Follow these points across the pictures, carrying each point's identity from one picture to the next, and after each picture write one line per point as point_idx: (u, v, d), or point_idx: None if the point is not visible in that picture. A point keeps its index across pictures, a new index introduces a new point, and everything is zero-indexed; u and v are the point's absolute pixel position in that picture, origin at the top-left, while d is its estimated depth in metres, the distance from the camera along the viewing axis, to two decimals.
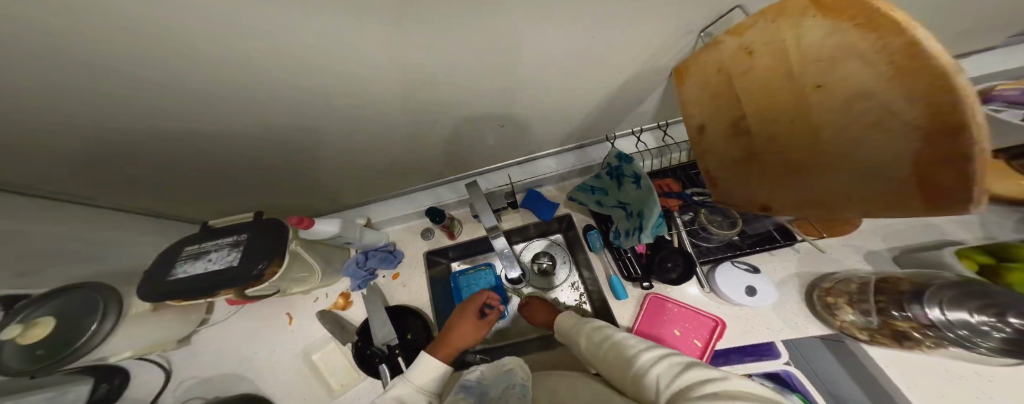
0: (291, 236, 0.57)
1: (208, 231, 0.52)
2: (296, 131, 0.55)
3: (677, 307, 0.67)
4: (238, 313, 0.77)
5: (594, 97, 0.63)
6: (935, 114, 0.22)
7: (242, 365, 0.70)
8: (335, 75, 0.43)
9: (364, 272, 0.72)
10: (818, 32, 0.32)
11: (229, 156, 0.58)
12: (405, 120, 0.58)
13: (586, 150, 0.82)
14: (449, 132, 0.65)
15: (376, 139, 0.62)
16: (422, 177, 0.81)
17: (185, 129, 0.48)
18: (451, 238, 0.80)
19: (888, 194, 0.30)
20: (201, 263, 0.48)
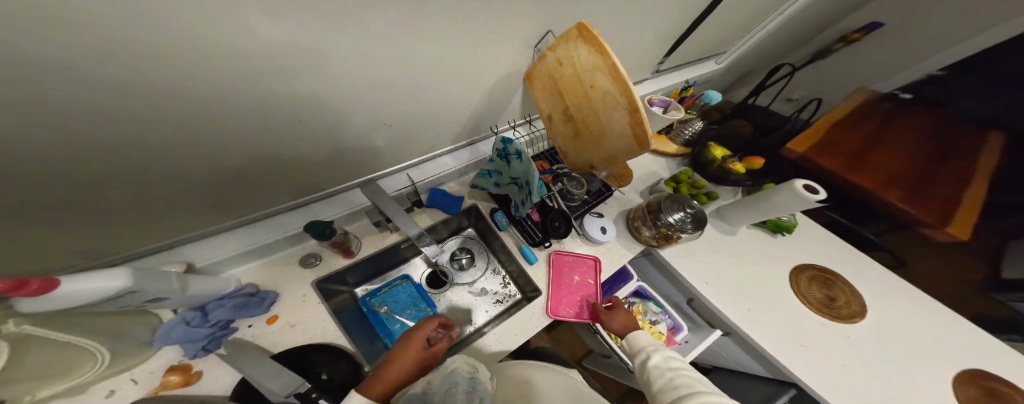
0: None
1: None
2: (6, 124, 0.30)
3: (569, 256, 0.84)
4: None
5: (476, 98, 0.75)
6: (627, 99, 0.54)
7: None
8: (130, 28, 0.28)
9: (209, 329, 0.49)
10: (584, 56, 0.58)
11: None
12: (263, 106, 0.45)
13: (476, 145, 0.93)
14: (327, 123, 0.55)
15: (207, 135, 0.43)
16: (289, 189, 0.64)
17: None
18: (348, 256, 0.69)
19: (621, 148, 0.64)
20: None
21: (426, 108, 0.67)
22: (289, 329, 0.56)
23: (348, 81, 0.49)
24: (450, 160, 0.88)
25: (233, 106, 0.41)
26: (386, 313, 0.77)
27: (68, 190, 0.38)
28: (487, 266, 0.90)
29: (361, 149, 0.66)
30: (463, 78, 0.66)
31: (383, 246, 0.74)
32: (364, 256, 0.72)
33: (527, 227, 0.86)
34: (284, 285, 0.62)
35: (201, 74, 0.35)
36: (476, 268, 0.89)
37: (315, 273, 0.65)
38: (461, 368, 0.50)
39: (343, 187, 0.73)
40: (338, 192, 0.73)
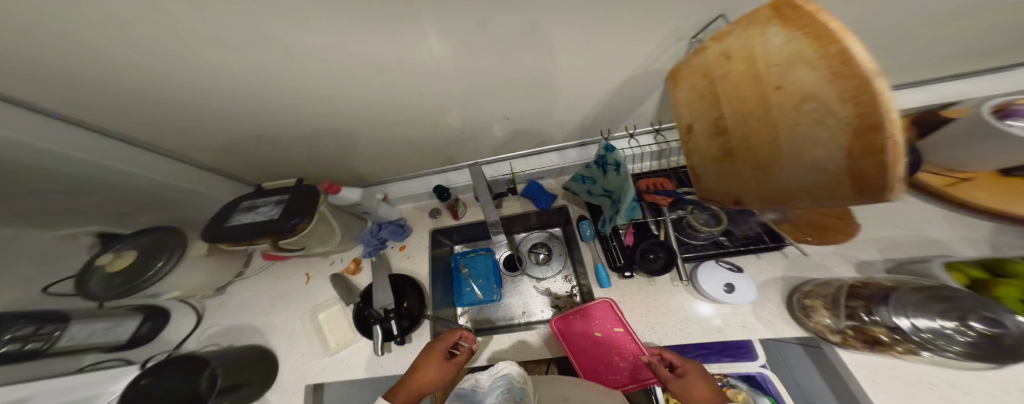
0: (323, 201, 0.67)
1: (263, 192, 0.66)
2: (301, 97, 0.56)
3: (602, 308, 0.68)
4: (259, 271, 0.84)
5: (595, 98, 0.66)
6: (863, 121, 0.23)
7: (256, 319, 0.77)
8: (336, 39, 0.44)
9: (376, 242, 0.80)
10: (778, 39, 0.31)
11: (250, 120, 0.61)
12: (413, 99, 0.60)
13: (592, 146, 0.85)
14: (455, 119, 0.67)
15: (382, 115, 0.63)
16: (431, 162, 0.85)
17: (213, 88, 0.51)
18: (455, 219, 0.86)
19: (819, 191, 0.32)
20: (253, 214, 0.60)
21: (539, 103, 0.65)
22: (407, 260, 0.82)
23: (472, 77, 0.55)
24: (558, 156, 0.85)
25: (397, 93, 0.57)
26: (466, 274, 0.90)
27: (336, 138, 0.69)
28: (560, 272, 0.85)
29: (479, 136, 0.76)
30: (586, 75, 0.59)
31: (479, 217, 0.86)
32: (466, 221, 0.86)
33: (612, 248, 0.73)
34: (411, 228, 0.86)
35: (379, 65, 0.49)
36: (550, 267, 0.86)
37: (433, 223, 0.87)
38: (514, 380, 0.54)
39: (463, 165, 0.88)
40: (459, 167, 0.88)
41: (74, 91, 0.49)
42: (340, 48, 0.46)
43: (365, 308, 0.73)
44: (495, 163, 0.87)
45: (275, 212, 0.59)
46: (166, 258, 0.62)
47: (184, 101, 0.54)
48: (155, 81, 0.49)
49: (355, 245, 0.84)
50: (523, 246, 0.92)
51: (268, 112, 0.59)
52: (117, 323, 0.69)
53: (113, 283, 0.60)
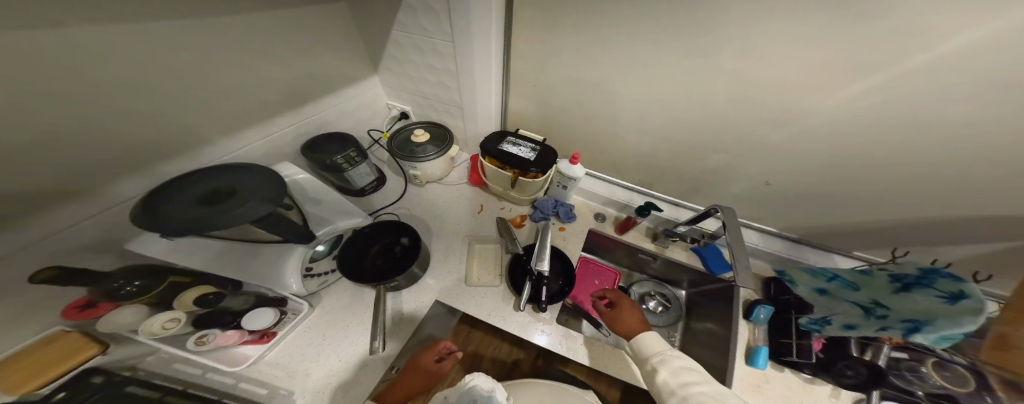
0: (556, 165, 0.81)
1: (521, 134, 0.82)
2: (641, 92, 0.67)
3: (597, 267, 0.91)
4: (442, 183, 0.96)
5: (865, 210, 0.68)
6: None
7: (431, 220, 0.87)
8: (758, 73, 0.54)
9: (550, 211, 0.87)
10: None
11: (574, 90, 0.74)
12: (712, 132, 0.68)
13: (832, 255, 0.78)
14: (717, 163, 0.74)
15: (669, 129, 0.72)
16: (630, 179, 0.92)
17: (599, 60, 0.65)
18: (619, 231, 0.88)
19: None
20: (517, 149, 0.78)
21: (812, 185, 0.68)
22: (562, 240, 0.86)
23: (792, 144, 0.62)
24: (791, 247, 0.80)
25: (712, 120, 0.65)
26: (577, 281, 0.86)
27: (602, 127, 0.80)
28: (668, 327, 0.85)
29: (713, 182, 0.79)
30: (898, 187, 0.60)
31: (638, 245, 0.86)
32: (625, 240, 0.87)
33: (786, 343, 0.64)
34: (585, 217, 0.91)
35: (728, 94, 0.59)
36: (660, 318, 0.85)
37: (596, 225, 0.89)
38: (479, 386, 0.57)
39: (655, 193, 0.90)
40: (649, 192, 0.91)
41: (523, 22, 0.66)
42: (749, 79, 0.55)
43: (517, 258, 0.79)
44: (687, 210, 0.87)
45: (531, 155, 0.77)
46: (439, 150, 0.84)
47: (566, 61, 0.69)
48: (577, 42, 0.64)
49: (526, 205, 0.92)
50: (636, 287, 0.92)
51: (595, 94, 0.72)
52: (364, 170, 0.84)
53: (410, 149, 0.83)
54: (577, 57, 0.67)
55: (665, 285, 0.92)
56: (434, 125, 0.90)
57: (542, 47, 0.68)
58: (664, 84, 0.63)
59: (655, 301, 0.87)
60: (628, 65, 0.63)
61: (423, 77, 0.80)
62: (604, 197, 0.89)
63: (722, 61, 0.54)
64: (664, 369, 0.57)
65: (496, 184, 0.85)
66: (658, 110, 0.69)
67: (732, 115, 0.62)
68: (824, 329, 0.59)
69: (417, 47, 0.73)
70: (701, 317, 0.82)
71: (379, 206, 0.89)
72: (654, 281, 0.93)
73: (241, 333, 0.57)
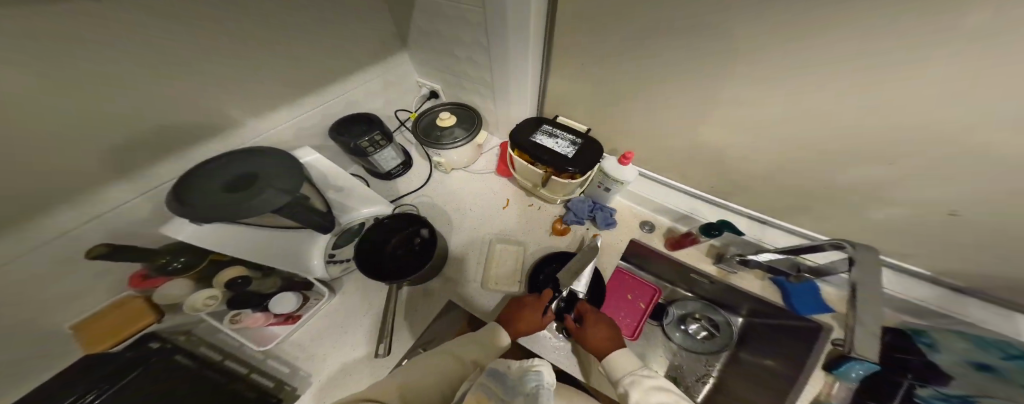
0: (601, 164, 0.67)
1: (560, 124, 0.69)
2: (724, 80, 0.48)
3: (632, 278, 0.76)
4: (469, 171, 0.89)
5: None
6: None
7: (454, 210, 0.83)
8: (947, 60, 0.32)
9: (584, 214, 0.75)
10: None
11: (627, 70, 0.57)
12: (834, 139, 0.46)
13: (1015, 316, 0.52)
14: (831, 179, 0.52)
15: (762, 129, 0.52)
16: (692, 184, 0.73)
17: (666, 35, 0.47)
18: (670, 248, 0.72)
19: None
20: (552, 142, 0.65)
21: (1001, 229, 0.44)
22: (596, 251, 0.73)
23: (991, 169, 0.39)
24: (945, 297, 0.55)
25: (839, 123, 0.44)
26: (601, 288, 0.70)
27: (661, 118, 0.62)
28: (710, 355, 0.68)
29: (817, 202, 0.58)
30: None
31: (695, 264, 0.69)
32: (679, 258, 0.70)
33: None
34: (627, 224, 0.77)
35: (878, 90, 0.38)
36: (704, 348, 0.68)
37: (640, 235, 0.74)
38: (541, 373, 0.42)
39: (732, 205, 0.71)
40: (726, 204, 0.72)
41: None
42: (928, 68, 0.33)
43: (539, 268, 0.70)
44: (775, 230, 0.68)
45: (570, 151, 0.64)
46: (467, 137, 0.76)
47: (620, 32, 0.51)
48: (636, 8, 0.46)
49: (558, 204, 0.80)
50: (676, 306, 0.74)
51: (660, 78, 0.55)
52: (389, 154, 0.81)
53: (435, 133, 0.76)
54: (641, 28, 0.49)
55: (715, 307, 0.73)
56: (461, 108, 0.81)
57: (588, 14, 0.52)
58: (771, 73, 0.43)
59: (698, 324, 0.70)
60: (715, 43, 0.44)
61: (451, 52, 0.70)
62: (661, 204, 0.73)
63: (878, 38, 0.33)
64: (634, 390, 0.47)
65: (526, 179, 0.75)
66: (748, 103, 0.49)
67: (878, 124, 0.41)
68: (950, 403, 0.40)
69: (444, 18, 0.62)
70: (760, 353, 0.63)
71: (404, 191, 0.87)
72: (702, 301, 0.75)
73: (267, 316, 0.60)
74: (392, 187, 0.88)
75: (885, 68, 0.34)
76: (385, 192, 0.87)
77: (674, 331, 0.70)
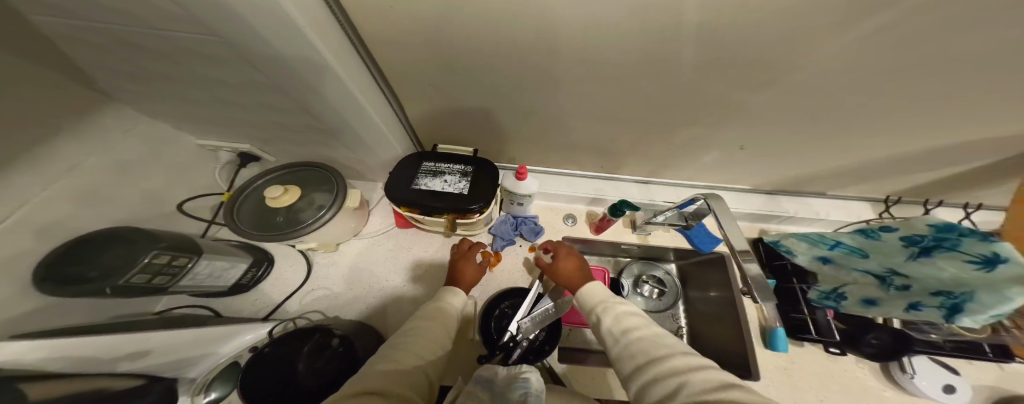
0: (505, 184, 0.58)
1: (442, 153, 0.56)
2: (580, 75, 0.44)
3: None
4: (357, 240, 0.68)
5: (853, 161, 0.59)
6: None
7: (358, 297, 0.63)
8: (734, 40, 0.34)
9: (510, 235, 0.68)
10: None
11: (484, 81, 0.47)
12: (685, 109, 0.49)
13: (805, 199, 0.71)
14: (692, 140, 0.58)
15: (629, 113, 0.52)
16: (596, 168, 0.73)
17: (499, 40, 0.38)
18: (594, 232, 0.73)
19: None
20: (440, 182, 0.52)
21: (796, 148, 0.57)
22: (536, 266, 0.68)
23: (786, 110, 0.47)
24: (768, 202, 0.71)
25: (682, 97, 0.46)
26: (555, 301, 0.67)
27: (544, 118, 0.56)
28: (671, 309, 0.76)
29: (689, 159, 0.64)
30: (890, 136, 0.51)
31: (620, 239, 0.73)
32: (606, 238, 0.73)
33: (799, 318, 0.59)
34: (553, 225, 0.73)
35: (701, 66, 0.39)
36: (667, 301, 0.76)
37: (567, 231, 0.73)
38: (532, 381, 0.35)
39: (622, 176, 0.74)
40: (617, 177, 0.74)
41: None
42: (725, 45, 0.35)
43: (496, 302, 0.62)
44: (661, 187, 0.73)
45: (462, 186, 0.52)
46: (330, 203, 0.54)
47: (453, 45, 0.40)
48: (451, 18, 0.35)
49: (479, 236, 0.70)
50: (625, 274, 0.78)
51: (533, 79, 0.45)
52: (222, 274, 0.53)
53: (269, 222, 0.51)
54: (476, 38, 0.38)
55: (654, 263, 0.81)
56: (300, 170, 0.57)
57: (400, 28, 0.38)
58: (642, 56, 0.38)
59: (649, 284, 0.76)
60: (565, 35, 0.36)
61: (224, 98, 0.44)
62: (568, 195, 0.72)
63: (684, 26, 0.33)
64: (607, 317, 0.44)
65: (434, 226, 0.63)
66: (611, 92, 0.47)
67: (729, 87, 0.43)
68: (843, 305, 0.50)
69: (163, 61, 0.36)
70: (702, 286, 0.74)
71: (268, 308, 0.59)
72: (642, 260, 0.81)
73: None
74: (257, 298, 0.60)
75: (744, 29, 0.33)
76: (252, 308, 0.59)
77: (635, 298, 0.74)
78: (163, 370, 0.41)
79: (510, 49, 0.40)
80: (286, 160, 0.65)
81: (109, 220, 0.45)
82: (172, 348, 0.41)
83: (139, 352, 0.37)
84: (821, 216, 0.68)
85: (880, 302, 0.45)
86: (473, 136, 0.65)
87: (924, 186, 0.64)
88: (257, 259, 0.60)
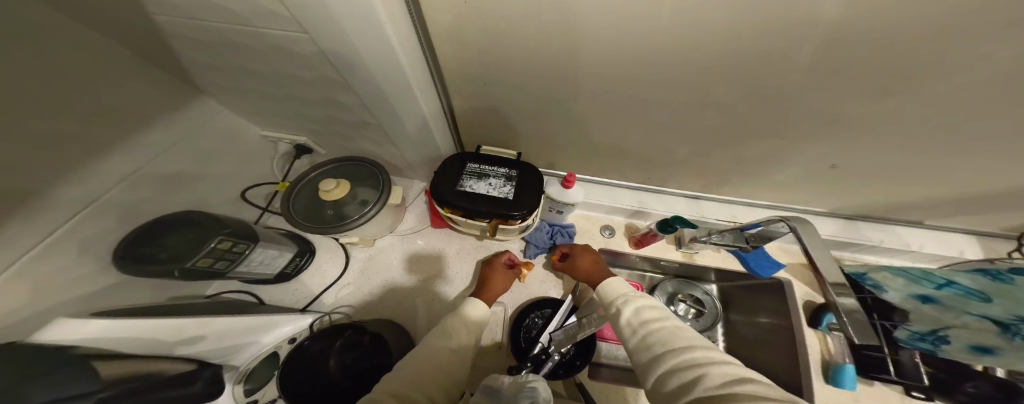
0: (549, 192, 0.56)
1: (487, 155, 0.55)
2: (643, 78, 0.41)
3: None
4: (395, 235, 0.69)
5: (957, 188, 0.51)
6: None
7: (392, 291, 0.63)
8: (837, 39, 0.30)
9: (546, 243, 0.66)
10: None
11: (540, 82, 0.46)
12: (756, 118, 0.45)
13: (891, 227, 0.62)
14: (758, 153, 0.53)
15: (689, 120, 0.48)
16: (641, 178, 0.69)
17: (565, 40, 0.37)
18: (635, 247, 0.69)
19: None
20: (484, 184, 0.51)
21: (885, 168, 0.50)
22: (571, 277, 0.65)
23: (884, 124, 0.41)
24: (845, 227, 0.63)
25: (756, 105, 0.42)
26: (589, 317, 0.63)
27: (595, 123, 0.54)
28: (709, 331, 0.68)
29: (750, 174, 0.59)
30: (1015, 161, 0.43)
31: (662, 255, 0.68)
32: (646, 254, 0.68)
33: (874, 356, 0.53)
34: (590, 235, 0.70)
35: (789, 70, 0.35)
36: (705, 323, 0.69)
37: (605, 242, 0.69)
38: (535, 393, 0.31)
39: (669, 189, 0.69)
40: (664, 190, 0.69)
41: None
42: (822, 46, 0.32)
43: (527, 311, 0.60)
44: (712, 203, 0.68)
45: (507, 191, 0.50)
46: (375, 199, 0.55)
47: (515, 45, 0.39)
48: (521, 17, 0.35)
49: (513, 241, 0.69)
50: (660, 292, 0.72)
51: (595, 82, 0.44)
52: (274, 260, 0.56)
53: (322, 213, 0.53)
54: (541, 37, 0.37)
55: (692, 282, 0.74)
56: (349, 163, 0.59)
57: (467, 25, 0.38)
58: (727, 58, 0.35)
59: (685, 303, 0.70)
60: (638, 35, 0.34)
61: (295, 93, 0.46)
62: (609, 206, 0.68)
63: (778, 27, 0.30)
64: (627, 308, 0.41)
65: (471, 228, 0.62)
66: (674, 97, 0.44)
67: (818, 95, 0.38)
68: (943, 350, 0.47)
69: (247, 55, 0.38)
70: (751, 312, 0.66)
71: (308, 295, 0.61)
72: (679, 278, 0.75)
73: None
74: (298, 288, 0.62)
75: (864, 28, 0.29)
76: (290, 297, 0.61)
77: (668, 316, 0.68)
78: (212, 357, 0.39)
79: (574, 51, 0.38)
80: (336, 154, 0.68)
81: (184, 200, 0.49)
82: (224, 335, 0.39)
83: (196, 336, 0.36)
84: (913, 249, 0.60)
85: (998, 350, 0.42)
86: (516, 139, 0.64)
87: None
88: (301, 249, 0.62)
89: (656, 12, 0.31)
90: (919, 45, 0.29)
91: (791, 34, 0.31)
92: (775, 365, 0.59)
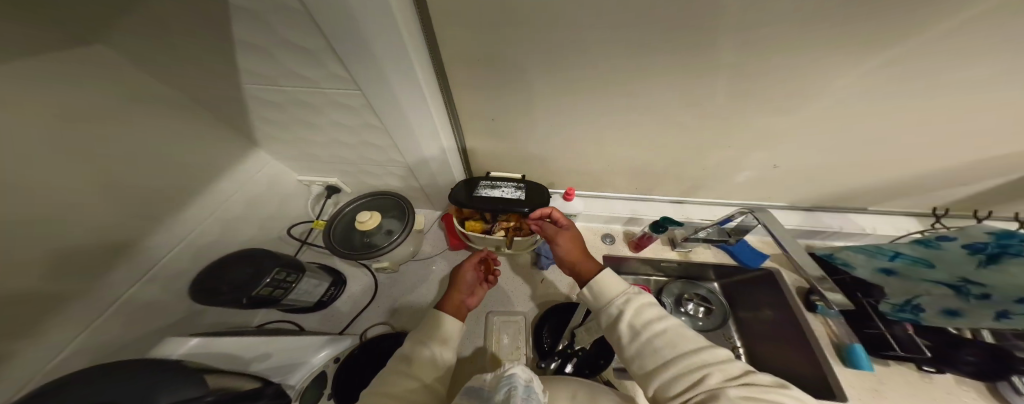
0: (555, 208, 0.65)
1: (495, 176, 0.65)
2: (612, 111, 0.53)
3: None
4: (417, 259, 0.76)
5: (884, 176, 0.62)
6: None
7: (419, 310, 0.68)
8: (734, 76, 0.43)
9: None
10: None
11: (533, 120, 0.57)
12: (705, 134, 0.56)
13: (849, 214, 0.72)
14: (717, 163, 0.64)
15: (656, 140, 0.59)
16: (629, 191, 0.78)
17: (547, 88, 0.49)
18: (633, 250, 0.77)
19: None
20: (498, 192, 0.60)
21: (821, 165, 0.61)
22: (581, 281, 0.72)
23: (801, 131, 0.53)
24: (810, 217, 0.72)
25: (702, 124, 0.54)
26: None
27: (581, 149, 0.64)
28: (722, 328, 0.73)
29: (717, 180, 0.69)
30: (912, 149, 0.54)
31: (658, 256, 0.76)
32: (644, 256, 0.76)
33: (876, 334, 0.60)
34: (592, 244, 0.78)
35: (713, 98, 0.48)
36: (717, 321, 0.74)
37: (606, 249, 0.77)
38: (516, 378, 0.36)
39: (656, 197, 0.78)
40: (652, 198, 0.79)
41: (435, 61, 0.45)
42: (728, 81, 0.44)
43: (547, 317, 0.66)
44: (694, 206, 0.77)
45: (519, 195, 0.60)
46: (401, 229, 0.62)
47: (510, 93, 0.51)
48: (514, 74, 0.46)
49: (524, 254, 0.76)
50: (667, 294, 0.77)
51: (580, 113, 0.53)
52: (312, 289, 0.62)
53: (356, 242, 0.60)
54: (528, 87, 0.49)
55: (695, 282, 0.80)
56: (375, 198, 0.67)
57: (472, 83, 0.50)
58: (672, 89, 0.47)
59: (693, 302, 0.74)
60: (598, 81, 0.46)
61: (334, 140, 0.56)
62: (605, 216, 0.77)
63: (692, 70, 0.43)
64: (628, 310, 0.42)
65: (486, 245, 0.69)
66: (637, 124, 0.55)
67: (742, 114, 0.50)
68: (922, 318, 0.51)
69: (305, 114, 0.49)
70: (755, 306, 0.73)
71: (343, 322, 0.67)
72: (681, 279, 0.80)
73: None
74: (332, 316, 0.68)
75: (759, 61, 0.41)
76: (327, 325, 0.67)
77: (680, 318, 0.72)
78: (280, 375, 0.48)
79: (555, 96, 0.50)
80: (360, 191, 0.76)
81: (237, 239, 0.56)
82: (283, 354, 0.48)
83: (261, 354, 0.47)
84: (870, 230, 0.69)
85: (964, 312, 0.46)
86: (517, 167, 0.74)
87: (974, 198, 0.64)
88: (334, 280, 0.68)
89: (606, 68, 0.44)
90: (788, 76, 0.43)
91: (703, 73, 0.43)
92: (785, 350, 0.65)
